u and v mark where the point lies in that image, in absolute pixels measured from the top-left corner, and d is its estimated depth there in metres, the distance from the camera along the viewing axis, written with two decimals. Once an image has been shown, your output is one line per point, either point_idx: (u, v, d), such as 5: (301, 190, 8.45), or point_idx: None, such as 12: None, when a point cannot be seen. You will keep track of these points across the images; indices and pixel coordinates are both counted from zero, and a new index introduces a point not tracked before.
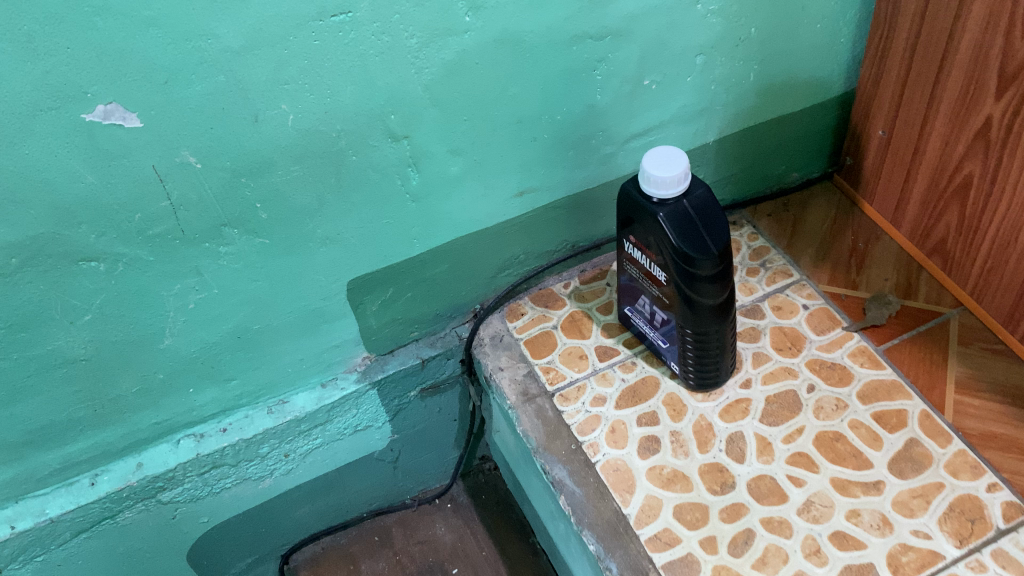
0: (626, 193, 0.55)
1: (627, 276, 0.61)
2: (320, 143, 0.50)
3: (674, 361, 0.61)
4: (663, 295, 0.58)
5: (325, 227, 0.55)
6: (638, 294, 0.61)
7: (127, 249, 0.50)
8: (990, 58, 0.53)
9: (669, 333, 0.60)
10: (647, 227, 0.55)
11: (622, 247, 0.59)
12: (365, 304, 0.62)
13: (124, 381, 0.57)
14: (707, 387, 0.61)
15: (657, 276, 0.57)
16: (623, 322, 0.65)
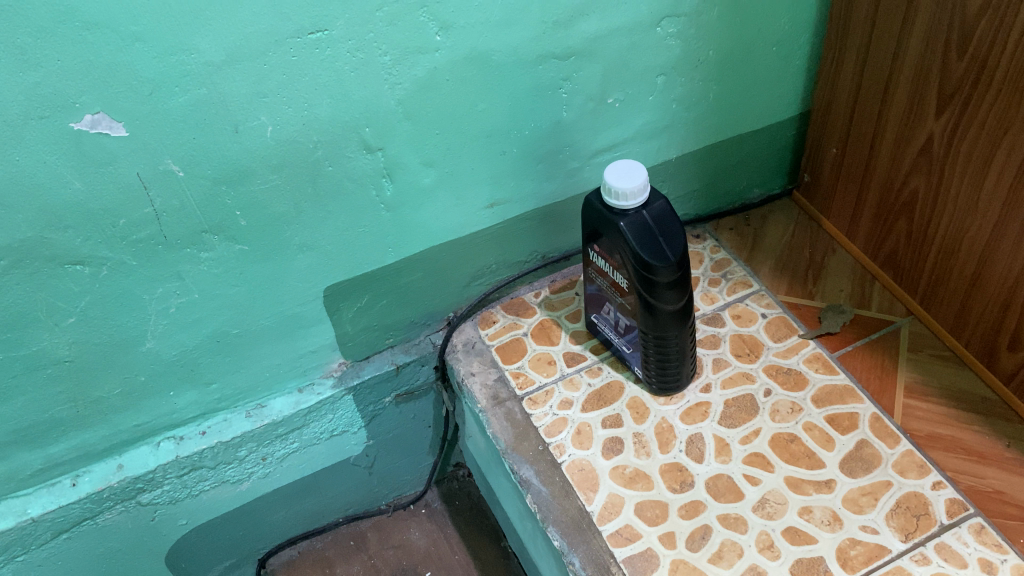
0: (590, 204, 0.58)
1: (593, 285, 0.64)
2: (298, 154, 0.53)
3: (637, 366, 0.64)
4: (627, 303, 0.60)
5: (303, 235, 0.58)
6: (603, 302, 0.64)
7: (112, 253, 0.53)
8: (930, 79, 0.57)
9: (633, 339, 0.63)
10: (610, 237, 0.57)
11: (588, 256, 0.62)
12: (341, 310, 0.64)
13: (106, 382, 0.59)
14: (669, 390, 0.63)
15: (621, 283, 0.60)
16: (590, 330, 0.68)
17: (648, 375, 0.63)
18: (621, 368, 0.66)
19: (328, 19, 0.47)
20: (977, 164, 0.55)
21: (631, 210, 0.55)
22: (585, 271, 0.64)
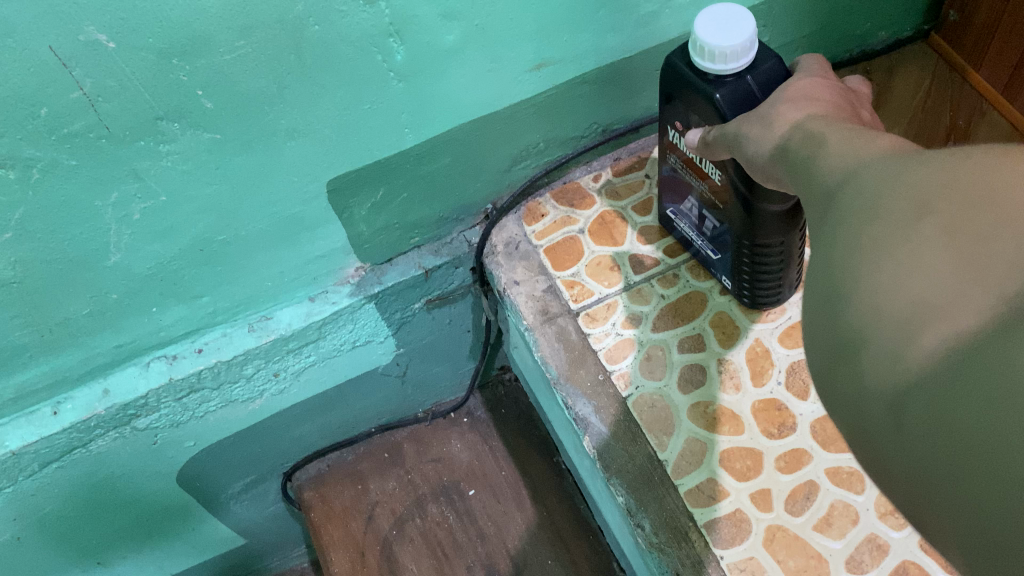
0: (672, 64, 0.43)
1: (669, 171, 0.50)
2: (269, 10, 0.39)
3: (727, 272, 0.50)
4: (715, 196, 0.46)
5: (291, 117, 0.44)
6: (683, 193, 0.50)
7: (40, 151, 0.40)
8: None
9: (721, 242, 0.49)
10: (698, 110, 0.42)
11: (665, 133, 0.47)
12: (352, 208, 0.52)
13: (71, 302, 0.49)
14: (766, 303, 0.50)
15: (707, 171, 0.45)
16: (667, 224, 0.54)
17: (740, 286, 0.49)
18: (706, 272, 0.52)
19: None
20: None
21: (727, 77, 0.40)
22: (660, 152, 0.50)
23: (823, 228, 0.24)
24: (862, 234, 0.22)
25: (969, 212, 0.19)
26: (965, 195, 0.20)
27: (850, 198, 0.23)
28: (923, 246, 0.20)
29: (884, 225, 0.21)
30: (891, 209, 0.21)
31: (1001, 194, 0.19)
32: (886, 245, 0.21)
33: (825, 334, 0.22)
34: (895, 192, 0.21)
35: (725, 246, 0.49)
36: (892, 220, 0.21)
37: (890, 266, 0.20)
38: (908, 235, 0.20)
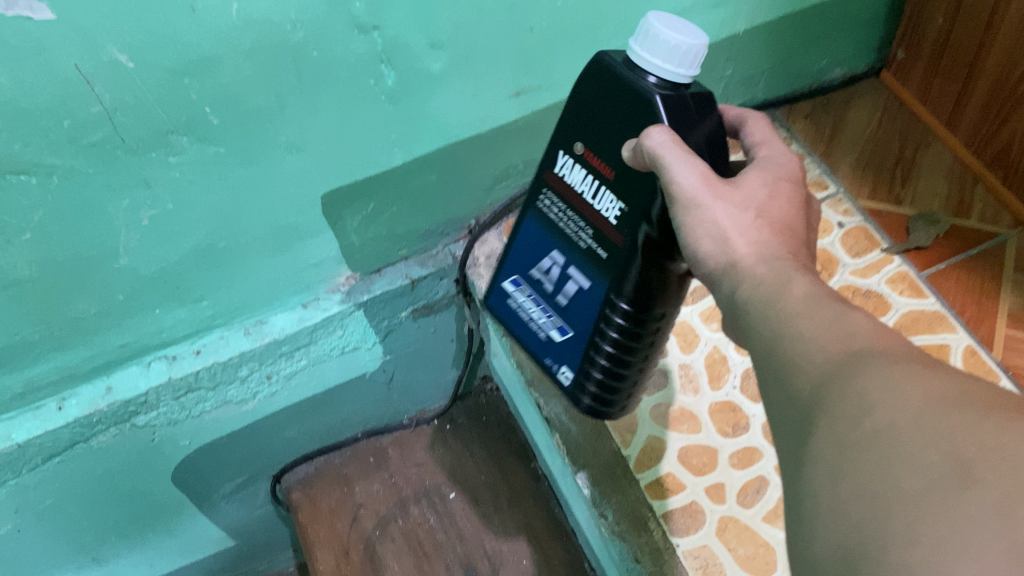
0: (588, 84, 0.40)
1: (536, 227, 0.46)
2: (272, 37, 0.43)
3: (563, 360, 0.47)
4: (593, 252, 0.43)
5: (289, 132, 0.48)
6: (544, 255, 0.47)
7: (60, 159, 0.44)
8: None
9: (574, 321, 0.46)
10: (609, 141, 0.40)
11: (550, 167, 0.44)
12: (345, 219, 0.56)
13: (80, 301, 0.52)
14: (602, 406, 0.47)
15: (596, 215, 0.42)
16: (493, 298, 0.51)
17: (585, 376, 0.46)
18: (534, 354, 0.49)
19: None
20: None
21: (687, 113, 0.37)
22: (529, 198, 0.46)
23: (815, 411, 0.25)
24: (847, 412, 0.24)
25: (973, 459, 0.21)
26: (951, 404, 0.22)
27: (829, 370, 0.25)
28: (918, 451, 0.22)
29: (874, 412, 0.23)
30: (878, 393, 0.24)
31: (996, 455, 0.21)
32: (876, 434, 0.23)
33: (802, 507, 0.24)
34: (883, 377, 0.24)
35: (581, 326, 0.46)
36: (882, 406, 0.23)
37: (881, 464, 0.22)
38: (907, 433, 0.22)
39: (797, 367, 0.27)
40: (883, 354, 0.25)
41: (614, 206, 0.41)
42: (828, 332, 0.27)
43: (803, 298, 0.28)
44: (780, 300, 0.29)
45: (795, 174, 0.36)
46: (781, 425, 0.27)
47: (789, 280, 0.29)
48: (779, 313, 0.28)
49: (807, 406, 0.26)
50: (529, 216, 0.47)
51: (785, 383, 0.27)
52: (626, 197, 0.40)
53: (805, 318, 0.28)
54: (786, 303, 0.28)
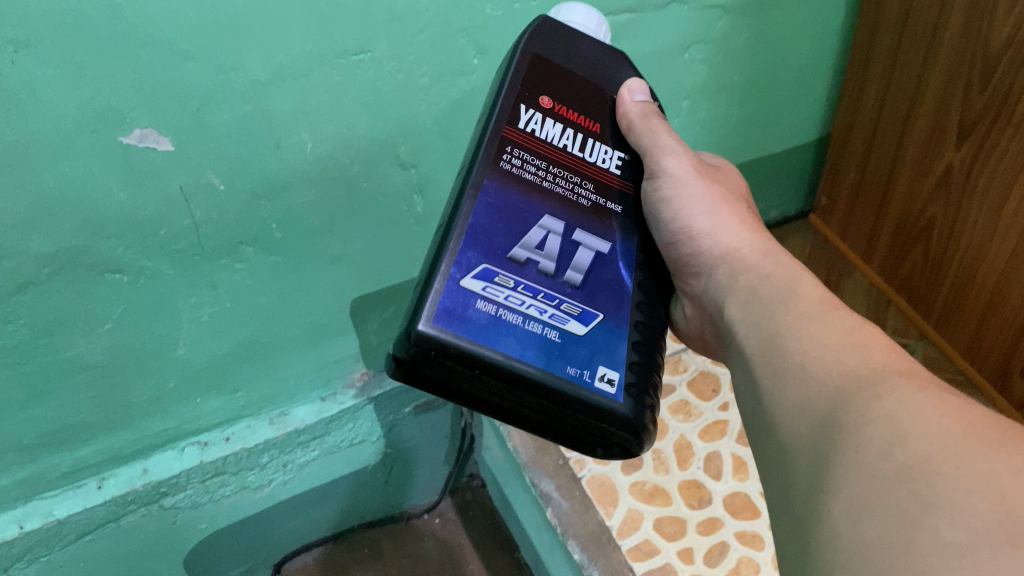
0: (542, 41, 0.45)
1: (499, 189, 0.42)
2: (334, 169, 0.55)
3: (596, 357, 0.42)
4: (597, 205, 0.45)
5: (334, 246, 0.59)
6: (528, 226, 0.42)
7: (150, 262, 0.53)
8: (950, 112, 0.61)
9: (594, 299, 0.43)
10: (584, 99, 0.46)
11: (514, 123, 0.43)
12: (366, 321, 0.66)
13: (138, 388, 0.60)
14: (645, 415, 0.42)
15: (587, 165, 0.45)
16: (450, 311, 0.39)
17: (627, 368, 0.42)
18: (541, 374, 0.40)
19: (373, 41, 0.49)
20: (995, 193, 0.60)
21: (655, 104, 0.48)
22: (484, 162, 0.42)
23: (854, 403, 0.32)
24: (872, 413, 0.31)
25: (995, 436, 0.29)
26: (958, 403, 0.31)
27: (855, 382, 0.34)
28: (936, 449, 0.29)
29: (895, 409, 0.31)
30: (898, 392, 0.32)
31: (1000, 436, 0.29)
32: (898, 427, 0.30)
33: (823, 476, 0.31)
34: (898, 386, 0.32)
35: (606, 303, 0.43)
36: (902, 403, 0.31)
37: (897, 441, 0.30)
38: (919, 427, 0.30)
39: (823, 376, 0.35)
40: (895, 369, 0.34)
41: (612, 155, 0.46)
42: (847, 348, 0.36)
43: (826, 316, 0.38)
44: (792, 292, 0.40)
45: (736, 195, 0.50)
46: (799, 428, 0.35)
47: (807, 301, 0.39)
48: (804, 327, 0.38)
49: (829, 407, 0.33)
50: (488, 183, 0.42)
51: (806, 389, 0.35)
52: (623, 149, 0.47)
53: (827, 333, 0.37)
54: (814, 321, 0.38)
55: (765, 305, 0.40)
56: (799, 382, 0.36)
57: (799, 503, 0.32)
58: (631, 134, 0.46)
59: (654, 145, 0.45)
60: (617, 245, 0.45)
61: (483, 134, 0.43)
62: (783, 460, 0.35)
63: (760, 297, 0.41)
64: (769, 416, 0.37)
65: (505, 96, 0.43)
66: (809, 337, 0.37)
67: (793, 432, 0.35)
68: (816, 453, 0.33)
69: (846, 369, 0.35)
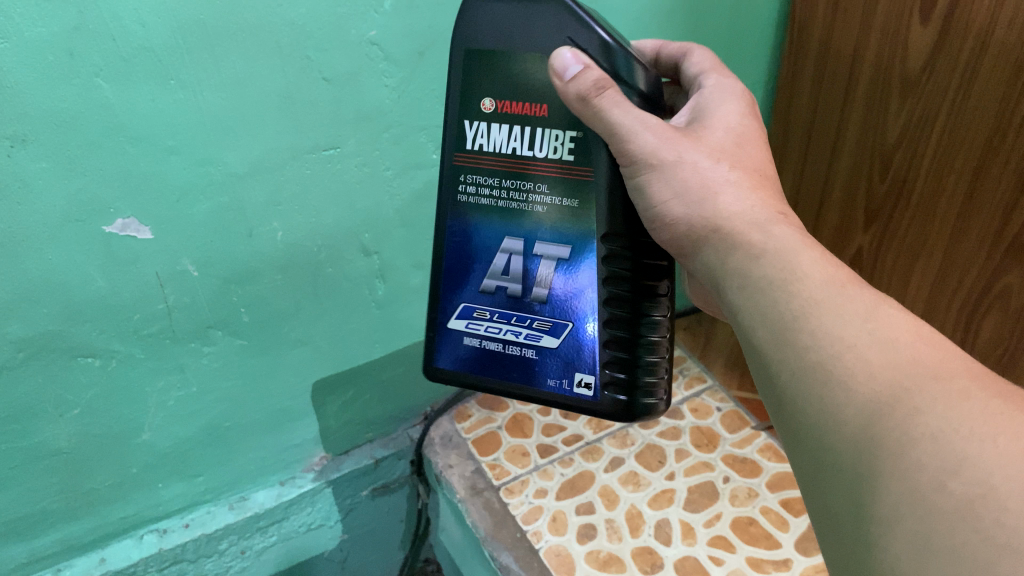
0: (476, 29, 0.43)
1: (464, 224, 0.47)
2: (301, 256, 0.58)
3: (573, 368, 0.47)
4: (556, 206, 0.44)
5: (299, 330, 0.62)
6: (492, 254, 0.47)
7: (122, 346, 0.55)
8: (857, 200, 0.69)
9: (563, 308, 0.46)
10: (528, 85, 0.43)
11: (462, 147, 0.46)
12: (327, 404, 0.69)
13: (101, 474, 0.61)
14: (637, 400, 0.46)
15: (540, 165, 0.44)
16: (449, 351, 0.49)
17: (604, 368, 0.46)
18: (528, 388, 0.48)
19: (342, 138, 0.54)
20: (900, 273, 0.67)
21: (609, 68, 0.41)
22: (447, 198, 0.47)
23: (893, 423, 0.29)
24: (913, 433, 0.28)
25: None
26: (966, 398, 0.28)
27: (887, 394, 0.29)
28: (998, 477, 0.25)
29: (940, 427, 0.27)
30: (940, 405, 0.28)
31: None
32: (948, 449, 0.27)
33: (870, 499, 0.28)
34: (937, 396, 0.28)
35: (575, 310, 0.46)
36: (947, 419, 0.28)
37: (949, 472, 0.26)
38: (972, 446, 0.27)
39: (851, 378, 0.30)
40: (929, 372, 0.29)
41: (563, 140, 0.43)
42: (868, 338, 0.31)
43: (835, 303, 0.33)
44: (794, 274, 0.35)
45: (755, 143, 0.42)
46: (840, 440, 0.30)
47: (813, 289, 0.34)
48: (818, 317, 0.33)
49: (863, 426, 0.29)
50: (453, 219, 0.47)
51: (834, 396, 0.31)
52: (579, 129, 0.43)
53: (844, 325, 0.32)
54: (825, 311, 0.33)
55: (771, 292, 0.35)
56: (839, 396, 0.31)
57: (850, 536, 0.29)
58: (586, 117, 0.41)
59: (613, 129, 0.40)
60: (579, 245, 0.45)
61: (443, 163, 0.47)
62: (822, 471, 0.31)
63: (759, 281, 0.36)
64: (794, 421, 0.33)
65: (451, 116, 0.46)
66: (828, 331, 0.32)
67: (832, 448, 0.31)
68: (858, 472, 0.29)
69: (876, 373, 0.30)
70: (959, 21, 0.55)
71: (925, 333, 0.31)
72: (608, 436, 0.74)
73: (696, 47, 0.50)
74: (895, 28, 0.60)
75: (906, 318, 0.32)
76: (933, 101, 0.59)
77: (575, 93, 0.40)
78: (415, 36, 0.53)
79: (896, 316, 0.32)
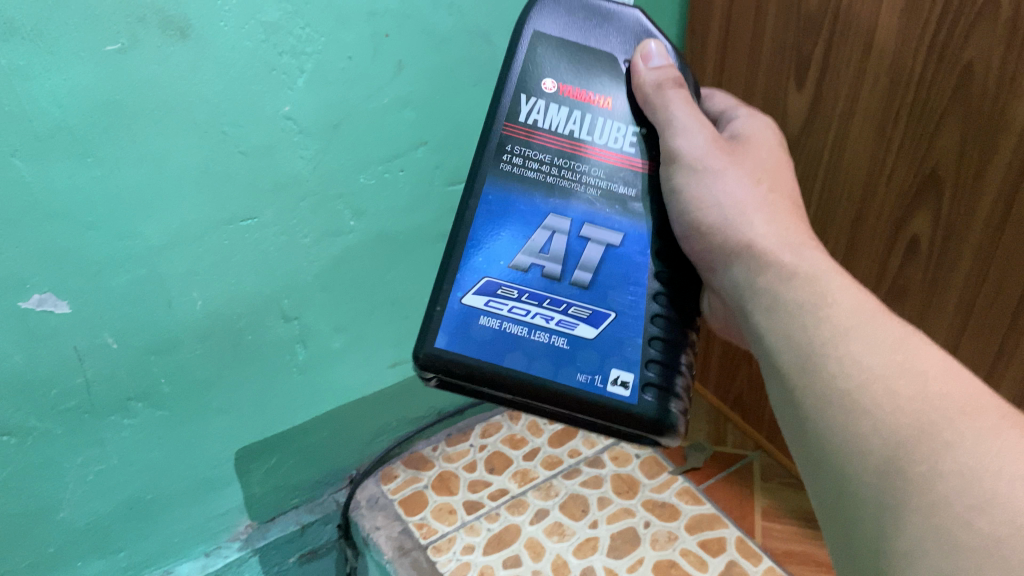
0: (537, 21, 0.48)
1: (501, 193, 0.48)
2: (222, 324, 0.59)
3: (608, 363, 0.46)
4: (608, 191, 0.48)
5: (220, 399, 0.63)
6: (533, 229, 0.48)
7: (40, 422, 0.54)
8: None
9: (604, 297, 0.47)
10: (592, 78, 0.49)
11: (514, 119, 0.48)
12: (251, 471, 0.69)
13: (17, 555, 0.59)
14: (669, 406, 0.46)
15: (597, 150, 0.48)
16: (456, 330, 0.46)
17: (644, 367, 0.46)
18: (550, 383, 0.46)
19: (259, 209, 0.56)
20: None
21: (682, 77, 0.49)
22: (487, 165, 0.48)
23: (922, 460, 0.31)
24: (940, 469, 0.31)
25: None
26: (996, 434, 0.31)
27: (914, 429, 0.32)
28: None
29: (968, 462, 0.31)
30: (969, 442, 0.31)
31: None
32: (976, 487, 0.30)
33: (897, 534, 0.31)
34: (967, 431, 0.31)
35: (617, 299, 0.47)
36: (976, 455, 0.31)
37: (977, 509, 0.29)
38: (1001, 484, 0.30)
39: (879, 411, 0.34)
40: (957, 407, 0.32)
41: (624, 133, 0.49)
42: (894, 368, 0.35)
43: (862, 330, 0.37)
44: (824, 298, 0.39)
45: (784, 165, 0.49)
46: (865, 470, 0.33)
47: (838, 312, 0.38)
48: (845, 344, 0.36)
49: (887, 456, 0.33)
50: (490, 189, 0.48)
51: (860, 430, 0.34)
52: (641, 124, 0.49)
53: (872, 354, 0.36)
54: (851, 337, 0.36)
55: (794, 314, 0.39)
56: (863, 422, 0.34)
57: (869, 558, 0.33)
58: (652, 108, 0.48)
59: (670, 121, 0.47)
60: (630, 236, 0.48)
61: (488, 135, 0.48)
62: (844, 498, 0.34)
63: (785, 303, 0.40)
64: (817, 448, 0.36)
65: (507, 90, 0.48)
66: (855, 356, 0.36)
67: (854, 474, 0.34)
68: (883, 506, 0.32)
69: (902, 406, 0.33)
70: (826, 88, 0.60)
71: (954, 367, 0.35)
72: (533, 488, 0.75)
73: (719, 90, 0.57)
74: (775, 95, 0.65)
75: (935, 352, 0.35)
76: (811, 160, 0.64)
77: (649, 87, 0.47)
78: (329, 109, 0.56)
79: (924, 347, 0.36)
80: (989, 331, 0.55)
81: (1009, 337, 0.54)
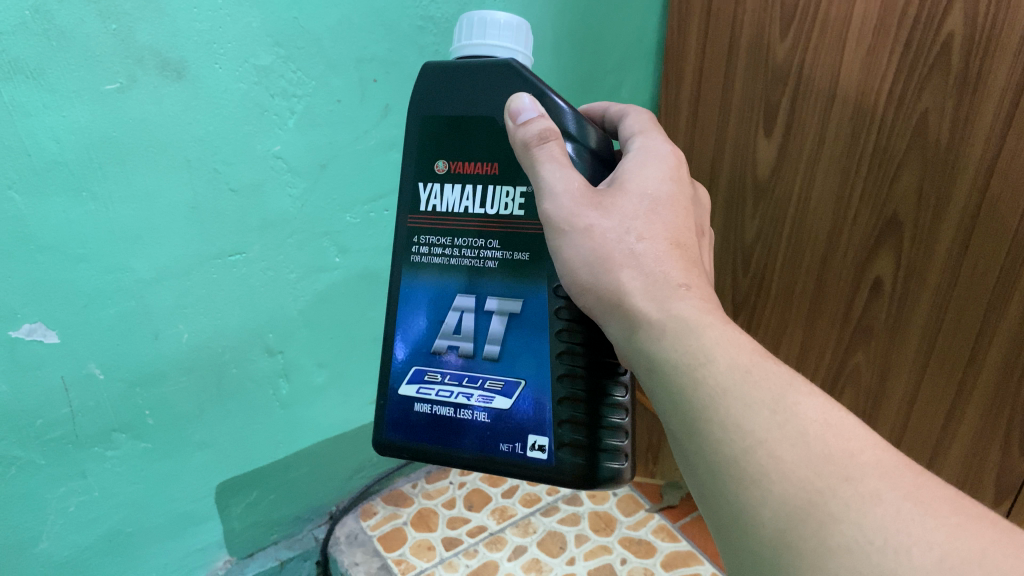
0: (434, 97, 0.45)
1: (418, 284, 0.46)
2: (206, 357, 0.61)
3: (525, 429, 0.43)
4: (507, 260, 0.44)
5: (202, 432, 0.64)
6: (445, 311, 0.45)
7: (24, 452, 0.54)
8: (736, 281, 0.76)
9: (514, 367, 0.44)
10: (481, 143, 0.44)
11: (416, 208, 0.46)
12: (230, 506, 0.69)
13: None
14: (600, 464, 0.42)
15: (491, 222, 0.44)
16: (398, 421, 0.46)
17: (563, 430, 0.43)
18: (477, 458, 0.44)
19: (246, 244, 0.58)
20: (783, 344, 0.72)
21: (562, 127, 0.43)
22: (401, 260, 0.46)
23: (807, 530, 0.26)
24: (830, 544, 0.26)
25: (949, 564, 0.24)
26: (878, 497, 0.26)
27: (802, 499, 0.27)
28: None
29: (855, 535, 0.25)
30: (854, 510, 0.26)
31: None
32: (864, 565, 0.25)
33: None
34: (852, 493, 0.27)
35: (526, 366, 0.43)
36: (862, 527, 0.25)
37: None
38: (888, 561, 0.24)
39: (765, 479, 0.28)
40: (842, 470, 0.27)
41: (514, 196, 0.43)
42: (774, 432, 0.29)
43: (742, 385, 0.31)
44: (694, 357, 0.32)
45: (676, 199, 0.40)
46: (762, 544, 0.28)
47: (713, 371, 0.32)
48: (725, 408, 0.30)
49: (779, 529, 0.27)
50: (408, 282, 0.46)
51: (751, 502, 0.28)
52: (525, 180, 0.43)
53: (750, 414, 0.30)
54: (733, 396, 0.31)
55: (670, 374, 0.33)
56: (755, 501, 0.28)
57: None
58: (527, 166, 0.41)
59: (538, 186, 0.40)
60: (532, 300, 0.43)
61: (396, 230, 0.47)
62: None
63: (660, 364, 0.33)
64: (714, 521, 0.30)
65: (406, 182, 0.46)
66: (735, 421, 0.30)
67: (751, 545, 0.28)
68: None
69: (789, 474, 0.28)
70: (792, 137, 0.63)
71: (832, 421, 0.29)
72: (511, 525, 0.76)
73: (639, 110, 0.50)
74: (745, 142, 0.68)
75: (815, 404, 0.30)
76: (780, 204, 0.67)
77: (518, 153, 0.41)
78: (317, 149, 0.58)
79: (804, 404, 0.30)
80: (948, 367, 0.57)
81: (969, 373, 0.56)
